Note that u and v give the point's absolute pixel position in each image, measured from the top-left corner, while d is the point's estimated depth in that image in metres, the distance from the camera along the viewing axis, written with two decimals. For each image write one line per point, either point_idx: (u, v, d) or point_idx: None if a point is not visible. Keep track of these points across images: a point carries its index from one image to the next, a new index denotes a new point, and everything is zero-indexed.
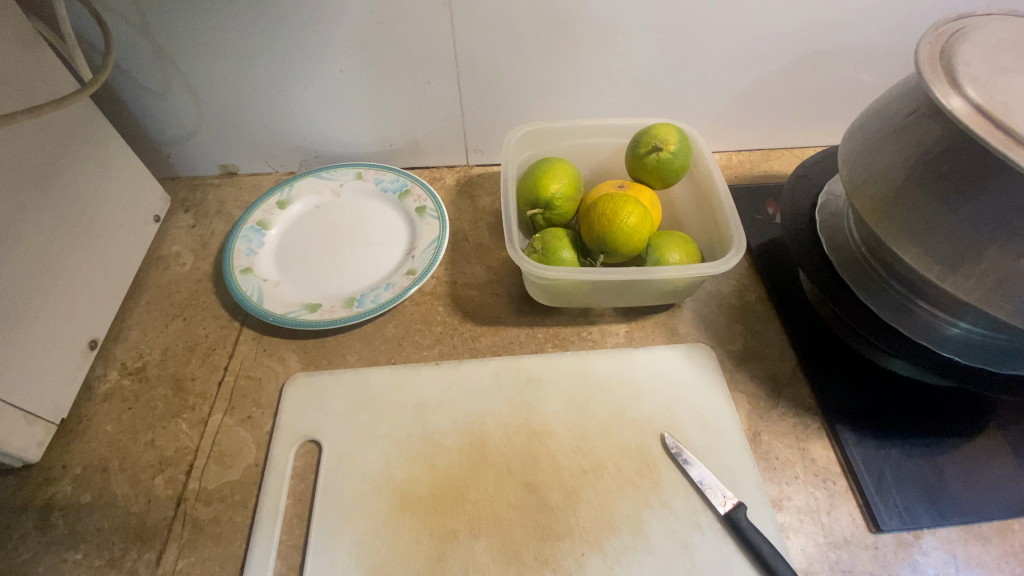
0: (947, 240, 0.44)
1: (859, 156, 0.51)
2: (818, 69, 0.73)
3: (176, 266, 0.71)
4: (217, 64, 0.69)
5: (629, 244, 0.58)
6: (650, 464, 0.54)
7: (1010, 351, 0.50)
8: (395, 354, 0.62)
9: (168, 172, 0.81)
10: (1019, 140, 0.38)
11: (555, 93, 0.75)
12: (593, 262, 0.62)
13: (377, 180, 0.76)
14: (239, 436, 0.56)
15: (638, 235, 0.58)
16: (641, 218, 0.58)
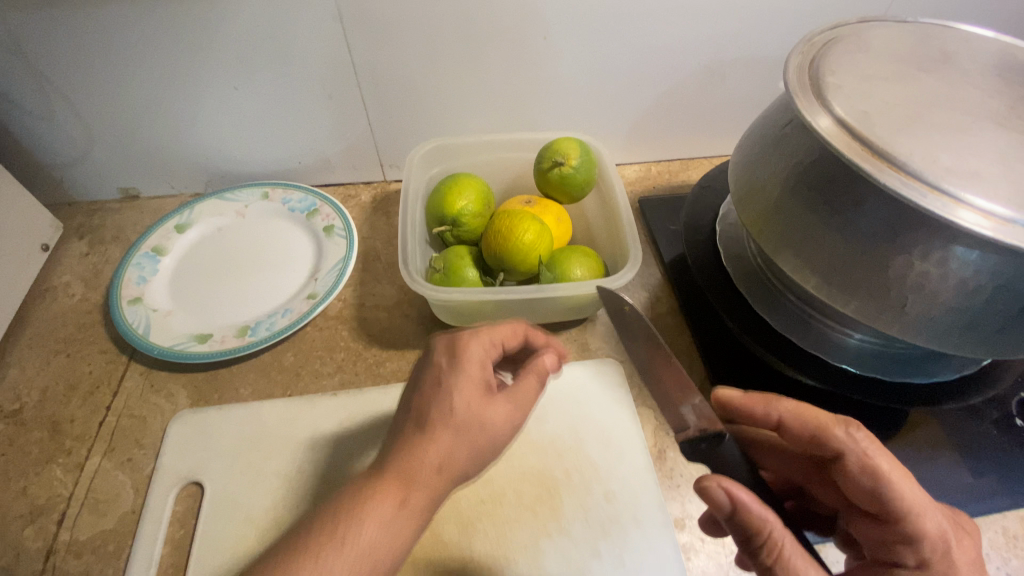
0: (820, 251, 0.43)
1: (744, 167, 0.50)
2: (727, 78, 0.73)
3: (64, 297, 0.67)
4: (102, 82, 0.65)
5: (526, 261, 0.57)
6: (551, 489, 0.52)
7: (901, 360, 0.51)
8: (292, 384, 0.59)
9: (61, 197, 0.76)
10: (875, 150, 0.38)
11: (466, 106, 0.73)
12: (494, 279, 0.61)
13: (284, 200, 0.74)
14: (117, 480, 0.53)
15: (534, 252, 0.57)
16: (536, 232, 0.57)
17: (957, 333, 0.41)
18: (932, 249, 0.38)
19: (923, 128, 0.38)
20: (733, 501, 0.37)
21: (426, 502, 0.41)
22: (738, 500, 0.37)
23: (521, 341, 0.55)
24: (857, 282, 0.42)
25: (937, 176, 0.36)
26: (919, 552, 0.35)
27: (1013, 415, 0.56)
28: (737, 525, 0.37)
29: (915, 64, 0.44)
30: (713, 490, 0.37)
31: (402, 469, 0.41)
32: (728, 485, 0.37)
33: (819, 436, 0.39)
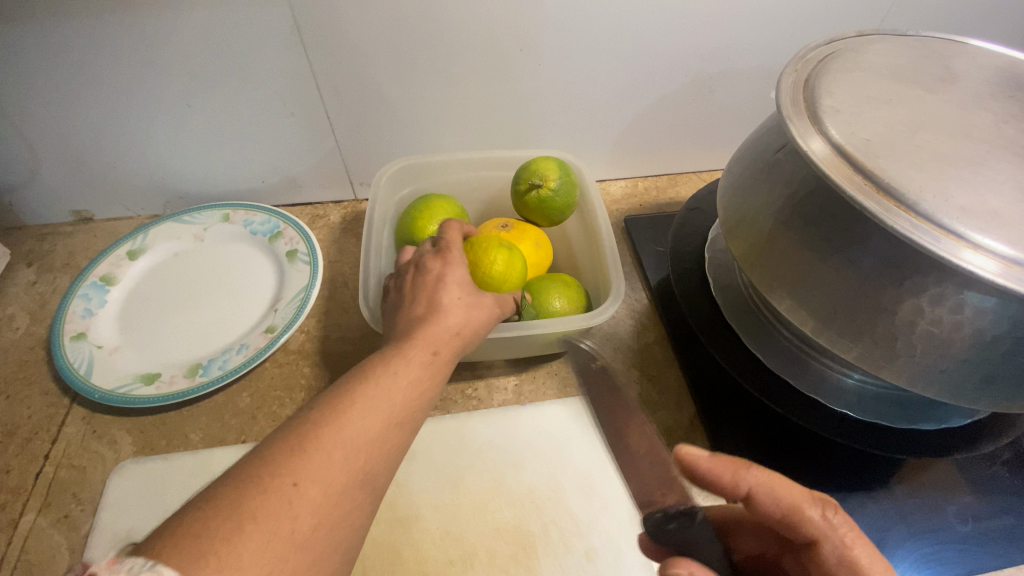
0: (817, 292, 0.39)
1: (733, 193, 0.46)
2: (717, 89, 0.68)
3: (7, 331, 0.62)
4: (41, 100, 0.60)
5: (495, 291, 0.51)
6: (527, 546, 0.48)
7: (907, 403, 0.46)
8: (247, 429, 0.54)
9: (8, 220, 0.71)
10: (880, 186, 0.33)
11: (439, 121, 0.69)
12: None
13: (245, 222, 0.69)
14: (50, 541, 0.48)
15: (505, 283, 0.51)
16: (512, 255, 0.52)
17: (972, 388, 0.36)
18: (943, 297, 0.34)
19: (934, 159, 0.34)
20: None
21: (450, 363, 0.43)
22: None
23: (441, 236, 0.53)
24: (860, 327, 0.38)
25: (949, 216, 0.31)
26: None
27: None
28: None
29: (923, 84, 0.39)
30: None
31: (419, 334, 0.43)
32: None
33: (792, 517, 0.33)
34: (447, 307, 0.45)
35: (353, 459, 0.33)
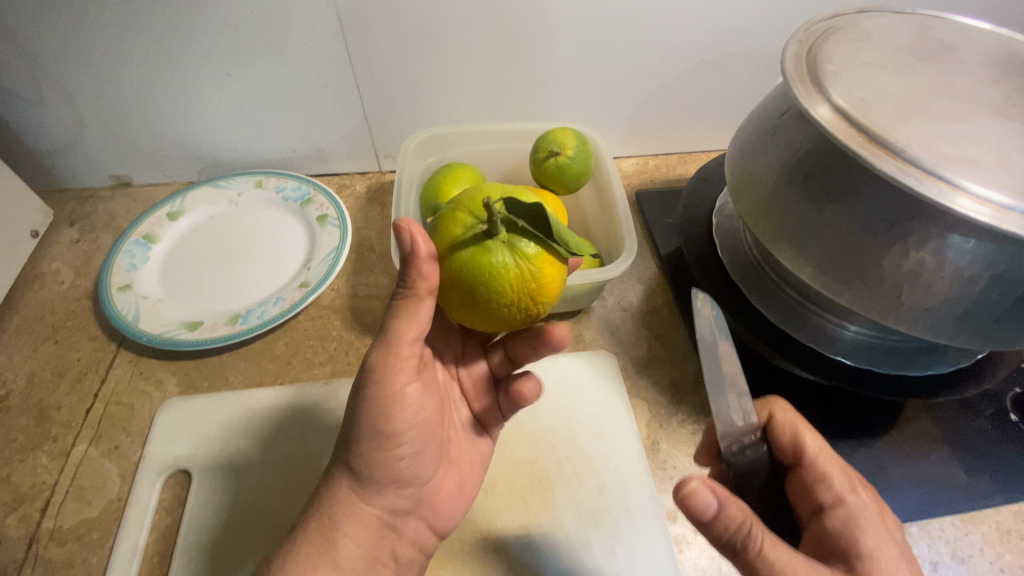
0: (816, 241, 0.43)
1: (740, 157, 0.50)
2: (726, 70, 0.72)
3: (54, 284, 0.66)
4: (92, 67, 0.64)
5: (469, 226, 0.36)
6: (542, 479, 0.52)
7: (897, 352, 0.50)
8: (283, 373, 0.58)
9: (51, 183, 0.75)
10: (872, 138, 0.37)
11: (462, 96, 0.73)
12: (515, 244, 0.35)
13: (277, 189, 0.73)
14: (103, 468, 0.52)
15: (458, 216, 0.37)
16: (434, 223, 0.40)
17: (952, 324, 0.40)
18: (928, 239, 0.38)
19: (922, 117, 0.38)
20: (720, 506, 0.34)
21: (388, 430, 0.42)
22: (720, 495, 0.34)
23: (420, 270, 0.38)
24: (853, 272, 0.42)
25: (933, 163, 0.35)
26: (834, 491, 0.37)
27: (1007, 411, 0.56)
28: (718, 529, 0.34)
29: (914, 54, 0.44)
30: (697, 489, 0.34)
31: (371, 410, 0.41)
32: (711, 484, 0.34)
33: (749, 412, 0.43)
34: (362, 378, 0.42)
35: (321, 537, 0.42)
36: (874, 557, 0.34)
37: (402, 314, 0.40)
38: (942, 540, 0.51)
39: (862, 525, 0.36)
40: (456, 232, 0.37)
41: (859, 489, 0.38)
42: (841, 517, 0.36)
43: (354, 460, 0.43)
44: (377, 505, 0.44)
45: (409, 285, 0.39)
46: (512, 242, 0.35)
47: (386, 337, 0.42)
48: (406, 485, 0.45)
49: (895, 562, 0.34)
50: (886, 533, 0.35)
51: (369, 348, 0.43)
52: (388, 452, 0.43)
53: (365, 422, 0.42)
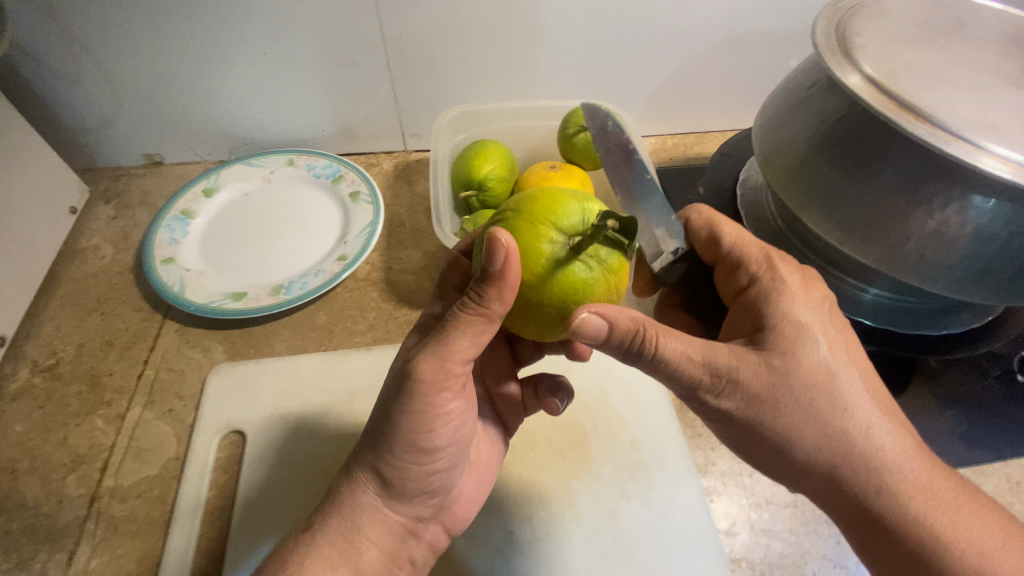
0: (843, 204, 0.46)
1: (768, 128, 0.52)
2: (745, 52, 0.75)
3: (95, 258, 0.68)
4: (131, 46, 0.66)
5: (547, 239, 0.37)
6: (579, 436, 0.55)
7: (914, 313, 0.53)
8: (326, 341, 0.61)
9: (85, 162, 0.77)
10: (902, 104, 0.40)
11: (489, 77, 0.75)
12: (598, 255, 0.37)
13: (309, 166, 0.75)
14: (158, 430, 0.54)
15: (533, 227, 0.37)
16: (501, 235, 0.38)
17: (971, 281, 0.43)
18: (952, 199, 0.41)
19: (947, 86, 0.41)
20: (608, 324, 0.38)
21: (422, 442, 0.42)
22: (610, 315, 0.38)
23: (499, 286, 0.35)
24: (879, 233, 0.45)
25: (960, 127, 0.38)
26: (749, 273, 0.45)
27: (1014, 371, 0.58)
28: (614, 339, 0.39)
29: (935, 29, 0.46)
30: (590, 315, 0.37)
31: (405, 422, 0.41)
32: (601, 309, 0.37)
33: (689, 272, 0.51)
34: (407, 394, 0.39)
35: (344, 536, 0.42)
36: (777, 328, 0.41)
37: (467, 329, 0.37)
38: None
39: (774, 298, 0.42)
40: (542, 250, 0.36)
41: (776, 267, 0.44)
42: (761, 290, 0.43)
43: (387, 470, 0.42)
44: (402, 511, 0.45)
45: (484, 303, 0.36)
46: (598, 255, 0.37)
47: (443, 352, 0.38)
48: (433, 495, 0.45)
49: (797, 331, 0.40)
50: (798, 299, 0.42)
51: (419, 362, 0.39)
52: (421, 462, 0.43)
53: (402, 436, 0.41)
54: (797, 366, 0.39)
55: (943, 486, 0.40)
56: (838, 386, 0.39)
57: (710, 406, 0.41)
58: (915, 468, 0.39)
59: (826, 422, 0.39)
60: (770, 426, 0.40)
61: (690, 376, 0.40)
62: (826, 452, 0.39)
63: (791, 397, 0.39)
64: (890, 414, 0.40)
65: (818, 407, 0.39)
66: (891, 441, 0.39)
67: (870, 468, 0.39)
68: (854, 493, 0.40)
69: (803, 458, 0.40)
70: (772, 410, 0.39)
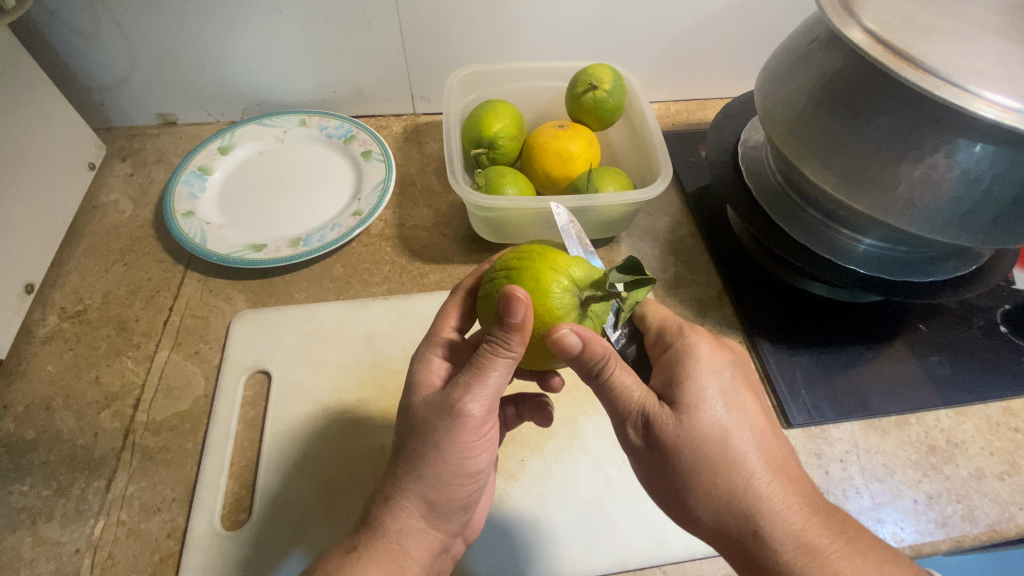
0: (840, 153, 0.48)
1: (770, 86, 0.55)
2: (746, 18, 0.76)
3: (114, 213, 0.70)
4: (146, 3, 0.66)
5: (563, 289, 0.37)
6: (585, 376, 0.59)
7: (904, 263, 0.56)
8: (344, 291, 0.64)
9: (99, 121, 0.78)
10: (898, 53, 0.43)
11: (498, 42, 0.76)
12: (595, 312, 0.39)
13: (321, 126, 0.76)
14: (187, 370, 0.57)
15: (551, 276, 0.37)
16: (517, 272, 0.38)
17: (957, 223, 0.46)
18: (941, 144, 0.44)
19: (941, 37, 0.43)
20: (585, 343, 0.37)
21: (455, 471, 0.41)
22: (588, 339, 0.37)
23: (520, 327, 0.37)
24: (872, 180, 0.47)
25: (950, 72, 0.41)
26: (669, 337, 0.45)
27: (996, 323, 0.63)
28: (583, 359, 0.38)
29: None
30: (567, 334, 0.37)
31: (447, 451, 0.40)
32: (577, 329, 0.37)
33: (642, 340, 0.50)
34: (457, 424, 0.39)
35: (390, 555, 0.39)
36: (685, 387, 0.40)
37: (501, 369, 0.39)
38: (937, 428, 0.58)
39: (686, 360, 0.42)
40: (554, 297, 0.37)
41: (688, 332, 0.44)
42: (678, 352, 0.43)
43: (430, 490, 0.40)
44: (441, 530, 0.43)
45: (510, 347, 0.38)
46: (596, 310, 0.39)
47: (482, 389, 0.39)
48: (467, 511, 0.44)
49: (705, 391, 0.40)
50: (706, 363, 0.42)
51: (465, 398, 0.39)
52: (462, 488, 0.42)
53: (447, 459, 0.40)
54: (696, 421, 0.39)
55: (841, 540, 0.38)
56: (734, 440, 0.39)
57: (629, 442, 0.41)
58: (806, 531, 0.38)
59: (722, 473, 0.38)
60: (670, 472, 0.40)
61: (623, 411, 0.41)
62: (719, 503, 0.39)
63: (690, 447, 0.39)
64: (790, 471, 0.40)
65: (715, 459, 0.38)
66: (783, 502, 0.38)
67: (760, 523, 0.38)
68: (758, 554, 0.38)
69: (697, 507, 0.39)
70: (674, 458, 0.39)
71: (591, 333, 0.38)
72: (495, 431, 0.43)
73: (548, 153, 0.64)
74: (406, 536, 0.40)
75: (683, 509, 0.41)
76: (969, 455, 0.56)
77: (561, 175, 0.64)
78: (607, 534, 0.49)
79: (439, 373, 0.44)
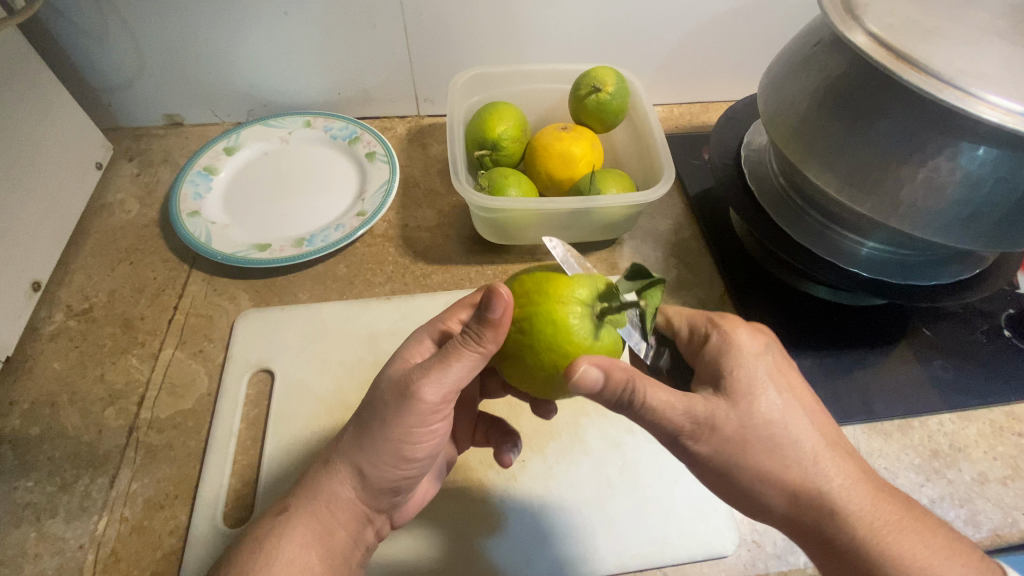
0: (843, 156, 0.49)
1: (772, 89, 0.55)
2: (750, 22, 0.77)
3: (120, 212, 0.70)
4: (154, 5, 0.67)
5: (579, 318, 0.35)
6: None
7: (909, 266, 0.56)
8: (347, 290, 0.64)
9: (107, 121, 0.79)
10: (900, 56, 0.43)
11: (503, 45, 0.77)
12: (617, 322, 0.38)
13: (326, 128, 0.76)
14: (191, 368, 0.57)
15: (563, 308, 0.35)
16: (528, 320, 0.36)
17: (960, 227, 0.46)
18: (944, 147, 0.44)
19: (944, 41, 0.43)
20: (604, 374, 0.35)
21: (391, 452, 0.41)
22: (606, 368, 0.36)
23: (495, 325, 0.36)
24: (875, 183, 0.47)
25: (953, 76, 0.41)
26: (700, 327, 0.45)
27: (1000, 327, 0.62)
28: (608, 391, 0.36)
29: None
30: (586, 367, 0.35)
31: (388, 427, 0.40)
32: (596, 361, 0.35)
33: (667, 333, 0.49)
34: (408, 407, 0.39)
35: (318, 521, 0.41)
36: (734, 373, 0.41)
37: (465, 362, 0.38)
38: (940, 433, 0.57)
39: (728, 347, 0.42)
40: (575, 328, 0.35)
41: (720, 320, 0.44)
42: (716, 341, 0.43)
43: (366, 465, 0.41)
44: (369, 506, 0.44)
45: (479, 344, 0.37)
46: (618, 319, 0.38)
47: (441, 378, 0.39)
48: (397, 496, 0.44)
49: (756, 377, 0.40)
50: (748, 348, 0.42)
51: (424, 381, 0.39)
52: (397, 473, 0.42)
53: (390, 440, 0.40)
54: (756, 408, 0.39)
55: (909, 514, 0.39)
56: (793, 425, 0.39)
57: (688, 453, 0.40)
58: (879, 508, 0.39)
59: (783, 461, 0.39)
60: (735, 472, 0.39)
61: (673, 425, 0.39)
62: (792, 491, 0.39)
63: (756, 437, 0.39)
64: (841, 450, 0.40)
65: (781, 446, 0.39)
66: (845, 483, 0.39)
67: (834, 504, 0.38)
68: (844, 534, 0.38)
69: (769, 500, 0.39)
70: (739, 451, 0.39)
71: (608, 367, 0.36)
72: (446, 425, 0.43)
73: (551, 155, 0.64)
74: (334, 504, 0.42)
75: (752, 505, 0.40)
76: (972, 459, 0.56)
77: (564, 178, 0.64)
78: (609, 535, 0.49)
79: (422, 352, 0.44)
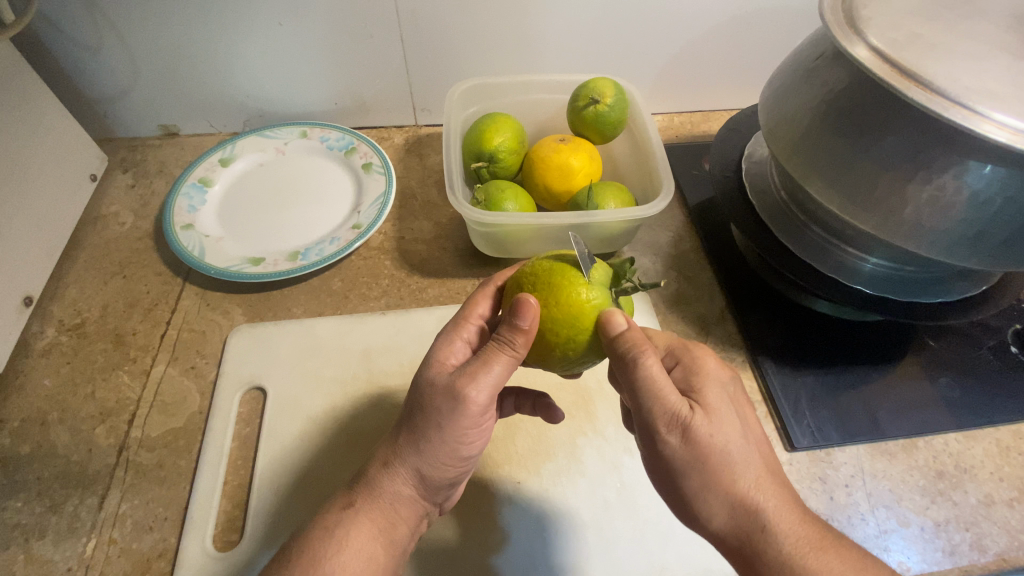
0: (845, 172, 0.47)
1: (774, 101, 0.54)
2: (752, 31, 0.75)
3: (115, 225, 0.70)
4: (146, 16, 0.66)
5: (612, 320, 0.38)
6: (585, 396, 0.58)
7: (914, 282, 0.55)
8: (341, 305, 0.63)
9: (103, 132, 0.79)
10: (905, 72, 0.42)
11: (500, 54, 0.76)
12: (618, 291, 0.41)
13: (322, 139, 0.76)
14: (182, 385, 0.57)
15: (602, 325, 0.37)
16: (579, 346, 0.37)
17: (965, 246, 0.45)
18: (950, 165, 0.43)
19: (950, 57, 0.42)
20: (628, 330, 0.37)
21: (447, 452, 0.41)
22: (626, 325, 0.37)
23: (524, 330, 0.37)
24: (877, 201, 0.46)
25: (959, 94, 0.40)
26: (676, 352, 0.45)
27: (1007, 343, 0.61)
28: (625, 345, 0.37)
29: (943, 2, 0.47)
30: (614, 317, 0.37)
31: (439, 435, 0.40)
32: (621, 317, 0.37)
33: None
34: (459, 411, 0.39)
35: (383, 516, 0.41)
36: (703, 390, 0.40)
37: (498, 363, 0.39)
38: (946, 452, 0.56)
39: (700, 370, 0.42)
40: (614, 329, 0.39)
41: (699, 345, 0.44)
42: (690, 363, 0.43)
43: (423, 467, 0.41)
44: (427, 500, 0.44)
45: (512, 346, 0.38)
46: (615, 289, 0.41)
47: (486, 380, 0.39)
48: (451, 488, 0.45)
49: (719, 398, 0.40)
50: (718, 374, 0.42)
51: (466, 385, 0.39)
52: (454, 469, 0.43)
53: (446, 441, 0.40)
54: (715, 423, 0.38)
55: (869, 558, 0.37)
56: (748, 447, 0.38)
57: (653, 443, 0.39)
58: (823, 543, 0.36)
59: (731, 473, 0.37)
60: (687, 474, 0.37)
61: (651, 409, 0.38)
62: (734, 502, 0.37)
63: (709, 445, 0.37)
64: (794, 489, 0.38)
65: (732, 460, 0.37)
66: (785, 507, 0.36)
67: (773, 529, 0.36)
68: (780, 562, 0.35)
69: (711, 507, 0.37)
70: (696, 454, 0.37)
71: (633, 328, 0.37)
72: (490, 421, 0.43)
73: (549, 167, 0.63)
74: (398, 502, 0.41)
75: (695, 509, 0.38)
76: (978, 480, 0.55)
77: (562, 190, 0.63)
78: (606, 560, 0.48)
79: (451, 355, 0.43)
